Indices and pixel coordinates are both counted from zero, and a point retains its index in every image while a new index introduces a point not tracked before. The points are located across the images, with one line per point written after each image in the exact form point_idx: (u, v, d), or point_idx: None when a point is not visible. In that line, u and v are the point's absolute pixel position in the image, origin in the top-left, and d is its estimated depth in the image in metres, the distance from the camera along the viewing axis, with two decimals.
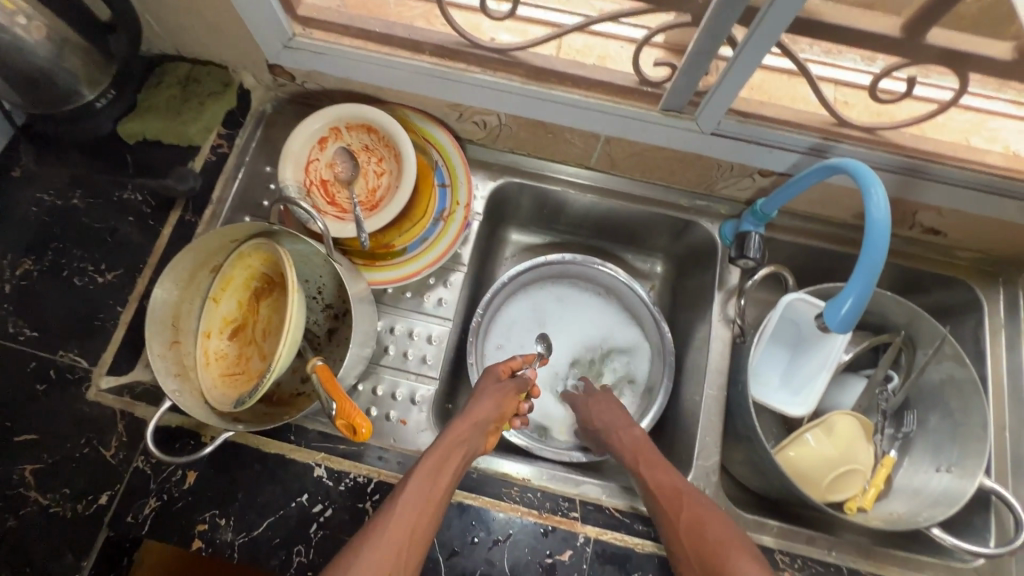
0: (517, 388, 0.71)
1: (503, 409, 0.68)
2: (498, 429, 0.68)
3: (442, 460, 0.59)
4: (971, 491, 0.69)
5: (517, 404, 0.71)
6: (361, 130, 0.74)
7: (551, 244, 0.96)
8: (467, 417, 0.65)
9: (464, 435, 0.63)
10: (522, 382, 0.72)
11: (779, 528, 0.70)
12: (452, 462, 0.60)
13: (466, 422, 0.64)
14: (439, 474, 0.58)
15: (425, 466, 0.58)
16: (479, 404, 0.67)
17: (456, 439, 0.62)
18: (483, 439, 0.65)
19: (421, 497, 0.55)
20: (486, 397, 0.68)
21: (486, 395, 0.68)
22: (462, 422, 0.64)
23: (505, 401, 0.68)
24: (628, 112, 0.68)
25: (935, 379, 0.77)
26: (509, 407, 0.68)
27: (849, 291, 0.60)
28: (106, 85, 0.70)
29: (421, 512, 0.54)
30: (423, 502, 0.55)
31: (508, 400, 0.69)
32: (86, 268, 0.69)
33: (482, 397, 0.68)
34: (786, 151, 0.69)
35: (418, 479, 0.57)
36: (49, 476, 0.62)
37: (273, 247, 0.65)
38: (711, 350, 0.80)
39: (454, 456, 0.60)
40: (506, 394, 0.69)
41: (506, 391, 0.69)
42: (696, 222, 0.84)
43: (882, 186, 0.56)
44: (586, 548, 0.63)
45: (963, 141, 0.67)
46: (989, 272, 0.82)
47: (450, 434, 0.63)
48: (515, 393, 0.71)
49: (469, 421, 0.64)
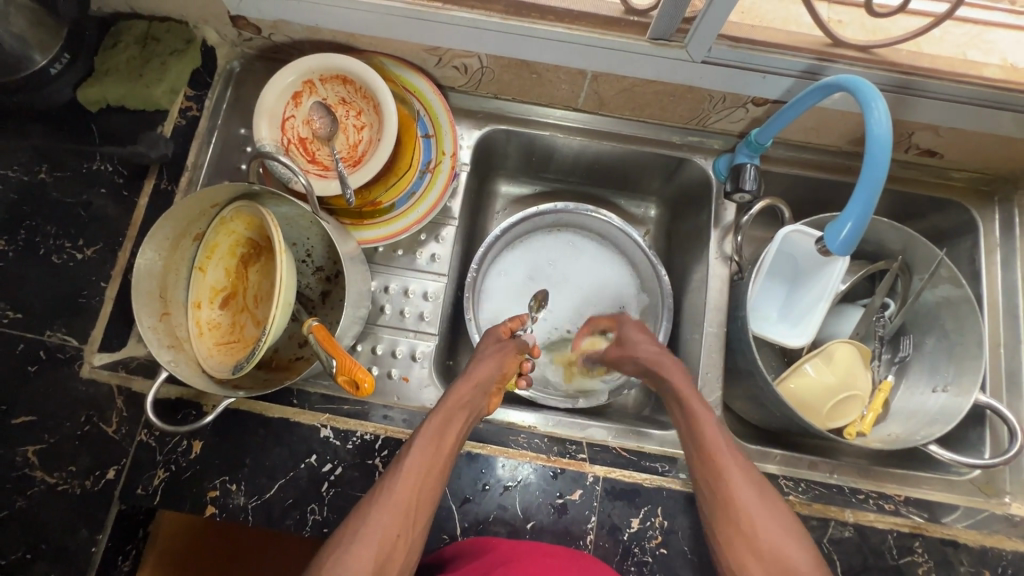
0: (518, 347, 0.71)
1: (505, 367, 0.68)
2: (501, 388, 0.68)
3: (446, 422, 0.59)
4: (967, 407, 0.70)
5: (518, 362, 0.71)
6: (337, 82, 0.71)
7: (542, 194, 0.94)
8: (467, 379, 0.65)
9: (467, 397, 0.62)
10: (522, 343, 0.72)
11: (781, 456, 0.72)
12: (457, 424, 0.60)
13: (467, 384, 0.64)
14: (443, 438, 0.58)
15: (429, 429, 0.58)
16: (482, 365, 0.67)
17: (457, 402, 0.62)
18: (486, 400, 0.65)
19: (424, 462, 0.55)
20: (488, 358, 0.68)
21: (488, 357, 0.68)
22: (465, 383, 0.64)
23: (507, 359, 0.69)
24: (616, 43, 0.65)
25: (931, 301, 0.78)
26: (510, 366, 0.69)
27: (847, 214, 0.58)
28: (58, 48, 0.66)
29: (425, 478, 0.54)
30: (427, 467, 0.55)
31: (509, 359, 0.69)
32: (64, 245, 0.66)
33: (483, 358, 0.68)
34: (780, 76, 0.66)
35: (420, 445, 0.56)
36: (52, 454, 0.61)
37: (256, 209, 0.63)
38: (710, 288, 0.79)
39: (458, 420, 0.60)
40: (507, 353, 0.69)
41: (507, 350, 0.70)
42: (690, 159, 0.82)
43: (883, 102, 0.54)
44: (595, 486, 0.64)
45: (961, 55, 0.64)
46: (984, 191, 0.81)
47: (452, 397, 0.62)
48: (516, 353, 0.71)
49: (472, 382, 0.64)
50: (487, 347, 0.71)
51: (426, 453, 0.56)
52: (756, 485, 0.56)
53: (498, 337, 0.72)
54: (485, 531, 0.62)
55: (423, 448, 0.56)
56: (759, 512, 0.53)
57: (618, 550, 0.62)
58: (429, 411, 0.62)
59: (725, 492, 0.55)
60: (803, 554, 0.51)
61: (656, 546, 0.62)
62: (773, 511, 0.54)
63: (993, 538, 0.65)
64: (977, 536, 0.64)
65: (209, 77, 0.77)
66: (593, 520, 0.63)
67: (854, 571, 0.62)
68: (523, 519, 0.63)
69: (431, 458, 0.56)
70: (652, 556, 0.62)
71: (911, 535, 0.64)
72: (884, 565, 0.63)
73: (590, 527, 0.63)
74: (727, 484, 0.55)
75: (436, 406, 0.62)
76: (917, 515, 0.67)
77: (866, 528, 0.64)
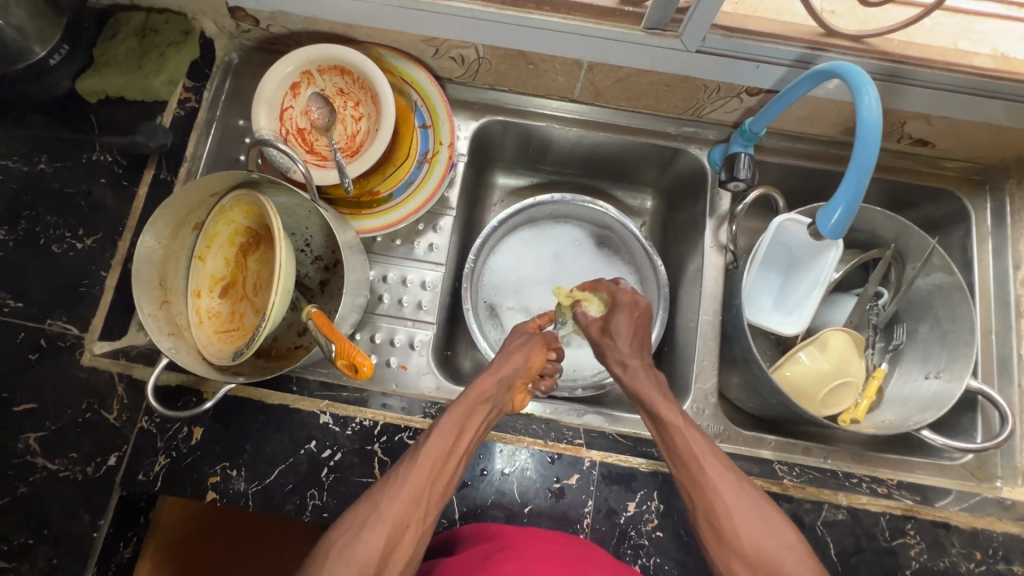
0: (543, 342, 0.72)
1: (530, 362, 0.69)
2: (524, 383, 0.69)
3: (469, 412, 0.60)
4: (959, 392, 0.71)
5: (543, 357, 0.71)
6: (335, 72, 0.72)
7: (538, 186, 0.95)
8: (492, 372, 0.65)
9: (490, 390, 0.63)
10: (548, 336, 0.74)
11: (776, 442, 0.73)
12: (477, 417, 0.60)
13: (492, 377, 0.65)
14: (463, 429, 0.58)
15: (450, 418, 0.58)
16: (509, 359, 0.67)
17: (482, 394, 0.62)
18: (507, 395, 0.66)
19: (441, 452, 0.55)
20: (513, 352, 0.69)
21: (516, 353, 0.68)
22: (489, 376, 0.65)
23: (531, 354, 0.69)
24: (611, 33, 0.65)
25: (924, 289, 0.79)
26: (536, 359, 0.70)
27: (838, 201, 0.59)
28: (57, 40, 0.67)
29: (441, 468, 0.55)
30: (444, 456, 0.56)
31: (535, 353, 0.70)
32: (64, 235, 0.67)
33: (510, 352, 0.69)
34: (773, 65, 0.66)
35: (440, 433, 0.57)
36: (54, 441, 0.61)
37: (255, 197, 0.63)
38: (705, 277, 0.80)
39: (481, 412, 0.61)
40: (533, 348, 0.70)
41: (531, 344, 0.71)
42: (685, 149, 0.83)
43: (874, 88, 0.55)
44: (592, 471, 0.65)
45: (952, 44, 0.65)
46: (975, 180, 0.82)
47: (476, 388, 0.63)
48: (542, 347, 0.72)
49: (496, 375, 0.64)
50: (512, 343, 0.71)
51: (447, 441, 0.56)
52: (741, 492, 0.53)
53: (526, 332, 0.75)
54: (483, 515, 0.63)
55: (444, 436, 0.56)
56: (746, 524, 0.51)
57: (615, 533, 0.63)
58: (453, 400, 0.62)
59: (709, 508, 0.53)
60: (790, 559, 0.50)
61: (652, 529, 0.63)
62: (759, 516, 0.52)
63: (984, 521, 0.65)
64: (969, 518, 0.65)
65: (207, 69, 0.77)
66: (590, 504, 0.64)
67: (847, 553, 0.63)
68: (521, 503, 0.63)
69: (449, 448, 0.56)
70: (648, 539, 0.63)
71: (903, 517, 0.65)
72: (876, 547, 0.64)
73: (587, 511, 0.63)
74: (709, 496, 0.53)
75: (461, 396, 0.62)
76: (909, 498, 0.67)
77: (859, 510, 0.65)
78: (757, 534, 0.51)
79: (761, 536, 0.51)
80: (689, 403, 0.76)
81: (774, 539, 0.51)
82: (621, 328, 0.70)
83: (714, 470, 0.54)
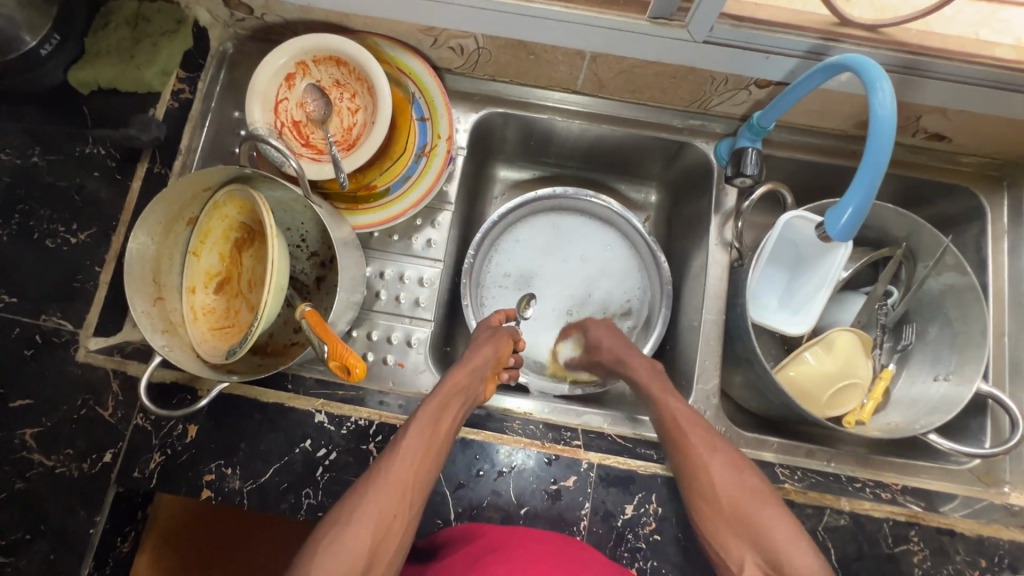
0: (510, 334, 0.72)
1: (499, 353, 0.69)
2: (494, 374, 0.69)
3: (443, 404, 0.59)
4: (968, 397, 0.69)
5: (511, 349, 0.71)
6: (330, 63, 0.70)
7: (541, 179, 0.93)
8: (464, 364, 0.65)
9: (463, 382, 0.63)
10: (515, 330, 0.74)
11: (779, 444, 0.72)
12: (452, 409, 0.60)
13: (465, 368, 0.64)
14: (439, 420, 0.58)
15: (425, 411, 0.58)
16: (478, 350, 0.67)
17: (455, 385, 0.62)
18: (481, 385, 0.65)
19: (421, 443, 0.55)
20: (482, 344, 0.69)
21: (482, 344, 0.69)
22: (461, 368, 0.64)
23: (500, 345, 0.69)
24: (616, 23, 0.63)
25: (935, 289, 0.76)
26: (504, 351, 0.69)
27: (849, 199, 0.57)
28: (47, 29, 0.65)
29: (423, 459, 0.54)
30: (424, 448, 0.56)
31: (502, 344, 0.70)
32: (57, 230, 0.65)
33: (477, 345, 0.69)
34: (783, 57, 0.64)
35: (418, 426, 0.56)
36: (50, 438, 0.61)
37: (248, 193, 0.62)
38: (710, 274, 0.78)
39: (455, 403, 0.60)
40: (501, 338, 0.70)
41: (498, 337, 0.70)
42: (691, 143, 0.80)
43: (889, 83, 0.52)
44: (589, 473, 0.64)
45: (973, 35, 0.62)
46: (993, 176, 0.79)
47: (449, 381, 0.62)
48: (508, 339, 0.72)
49: (468, 365, 0.64)
50: (479, 337, 0.71)
51: (424, 434, 0.56)
52: (724, 456, 0.57)
53: (489, 327, 0.73)
54: (479, 516, 0.62)
55: (422, 427, 0.56)
56: (726, 479, 0.55)
57: (612, 536, 0.62)
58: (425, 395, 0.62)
59: (694, 468, 0.57)
60: (771, 511, 0.52)
61: (650, 532, 0.62)
62: (735, 475, 0.56)
63: (990, 528, 0.64)
64: (974, 525, 0.64)
65: (201, 59, 0.76)
66: (588, 506, 0.63)
67: (848, 559, 0.62)
68: (517, 504, 0.63)
69: (427, 437, 0.56)
70: (646, 542, 0.62)
71: (907, 523, 0.64)
72: (879, 553, 0.62)
73: (584, 513, 0.63)
74: (693, 462, 0.58)
75: (433, 390, 0.62)
76: (914, 504, 0.66)
77: (862, 516, 0.64)
78: (732, 486, 0.55)
79: (734, 483, 0.55)
80: (690, 404, 0.74)
81: (749, 491, 0.54)
82: (605, 336, 0.75)
83: (699, 437, 0.59)
